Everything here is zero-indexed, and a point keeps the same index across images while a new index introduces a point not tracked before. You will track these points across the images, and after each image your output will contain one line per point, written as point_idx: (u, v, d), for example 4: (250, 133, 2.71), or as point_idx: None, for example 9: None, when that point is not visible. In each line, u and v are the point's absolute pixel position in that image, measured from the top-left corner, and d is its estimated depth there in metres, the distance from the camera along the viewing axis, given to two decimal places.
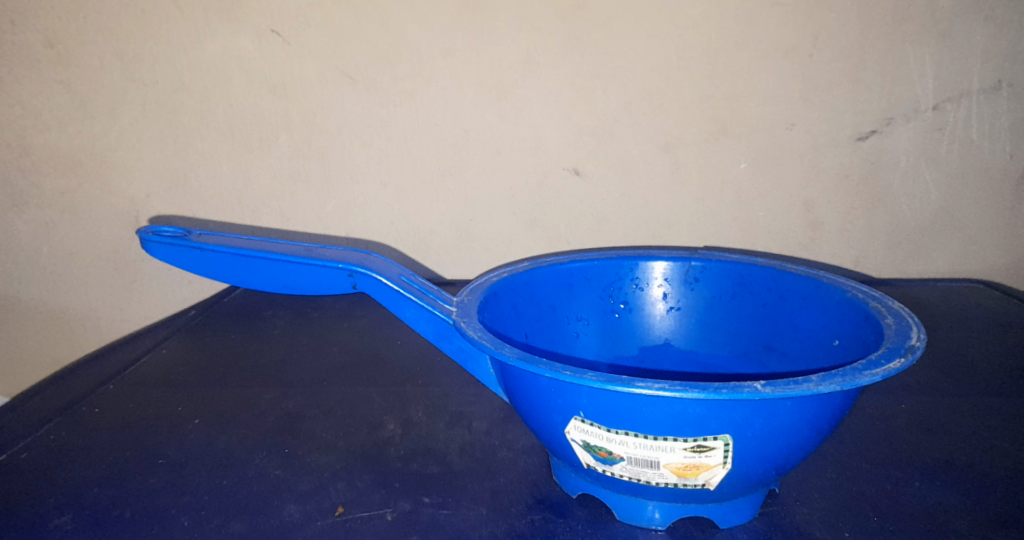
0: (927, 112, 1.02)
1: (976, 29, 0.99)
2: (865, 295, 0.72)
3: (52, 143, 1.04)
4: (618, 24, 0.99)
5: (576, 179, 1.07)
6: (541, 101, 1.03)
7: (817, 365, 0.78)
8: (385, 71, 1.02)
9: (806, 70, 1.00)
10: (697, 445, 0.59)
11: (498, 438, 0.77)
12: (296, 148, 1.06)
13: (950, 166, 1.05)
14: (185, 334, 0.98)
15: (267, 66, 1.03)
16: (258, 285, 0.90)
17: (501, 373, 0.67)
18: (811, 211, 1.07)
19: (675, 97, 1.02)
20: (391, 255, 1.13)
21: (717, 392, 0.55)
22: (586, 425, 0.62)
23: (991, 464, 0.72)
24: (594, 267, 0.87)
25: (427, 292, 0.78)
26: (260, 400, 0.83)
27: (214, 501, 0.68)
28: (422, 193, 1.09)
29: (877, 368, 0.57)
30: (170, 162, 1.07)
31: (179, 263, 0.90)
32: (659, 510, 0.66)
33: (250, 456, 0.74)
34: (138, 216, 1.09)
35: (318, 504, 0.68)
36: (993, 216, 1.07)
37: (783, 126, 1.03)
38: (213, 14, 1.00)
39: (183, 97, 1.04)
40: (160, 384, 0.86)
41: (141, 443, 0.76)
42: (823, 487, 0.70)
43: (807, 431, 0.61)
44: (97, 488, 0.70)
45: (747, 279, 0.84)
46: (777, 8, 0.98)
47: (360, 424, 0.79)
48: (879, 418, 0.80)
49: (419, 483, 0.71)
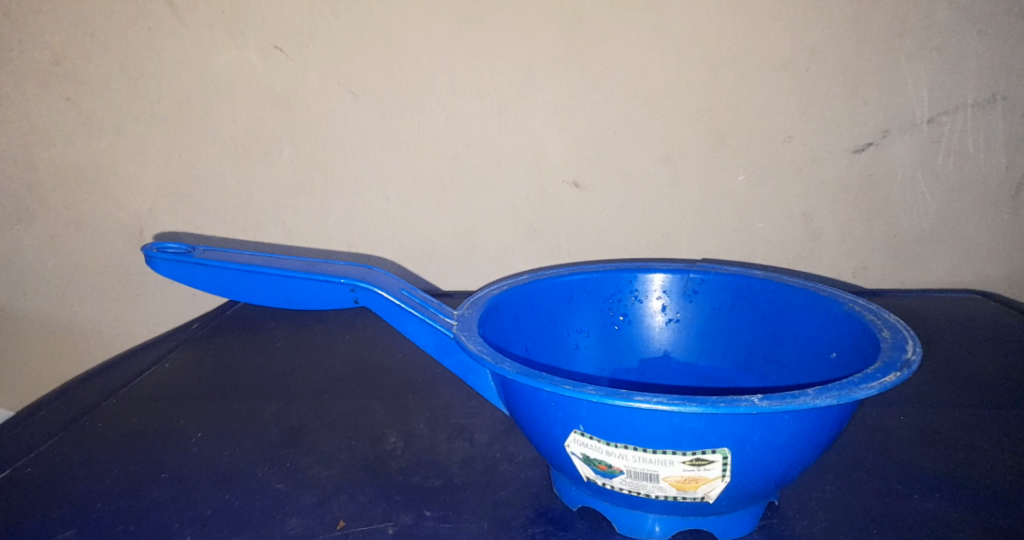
0: (923, 125, 1.03)
1: (971, 43, 0.99)
2: (862, 308, 0.72)
3: (57, 158, 1.05)
4: (618, 38, 1.00)
5: (576, 191, 1.07)
6: (541, 114, 1.04)
7: (815, 377, 0.79)
8: (387, 85, 1.03)
9: (804, 83, 1.01)
10: (696, 458, 0.60)
11: (499, 451, 0.78)
12: (299, 161, 1.07)
13: (946, 177, 1.06)
14: (187, 348, 0.99)
15: (270, 81, 1.04)
16: (260, 299, 0.91)
17: (501, 387, 0.68)
18: (810, 222, 1.08)
19: (674, 110, 1.03)
20: (392, 267, 1.13)
21: (715, 406, 0.56)
22: (586, 439, 0.62)
23: (989, 475, 0.72)
24: (593, 279, 0.87)
25: (428, 305, 0.79)
26: (263, 414, 0.83)
27: (217, 515, 0.69)
28: (424, 206, 1.09)
29: (873, 382, 0.58)
30: (174, 176, 1.07)
31: (186, 278, 0.92)
32: (659, 523, 0.66)
33: (253, 470, 0.74)
34: (141, 229, 1.09)
35: (320, 518, 0.68)
36: (990, 227, 1.08)
37: (781, 138, 1.04)
38: (217, 29, 1.01)
39: (187, 112, 1.05)
40: (163, 398, 0.87)
41: (144, 458, 0.76)
42: (823, 500, 0.70)
43: (805, 444, 0.61)
44: (101, 503, 0.70)
45: (746, 291, 0.85)
46: (775, 22, 0.99)
47: (362, 437, 0.79)
48: (877, 430, 0.80)
49: (420, 497, 0.71)
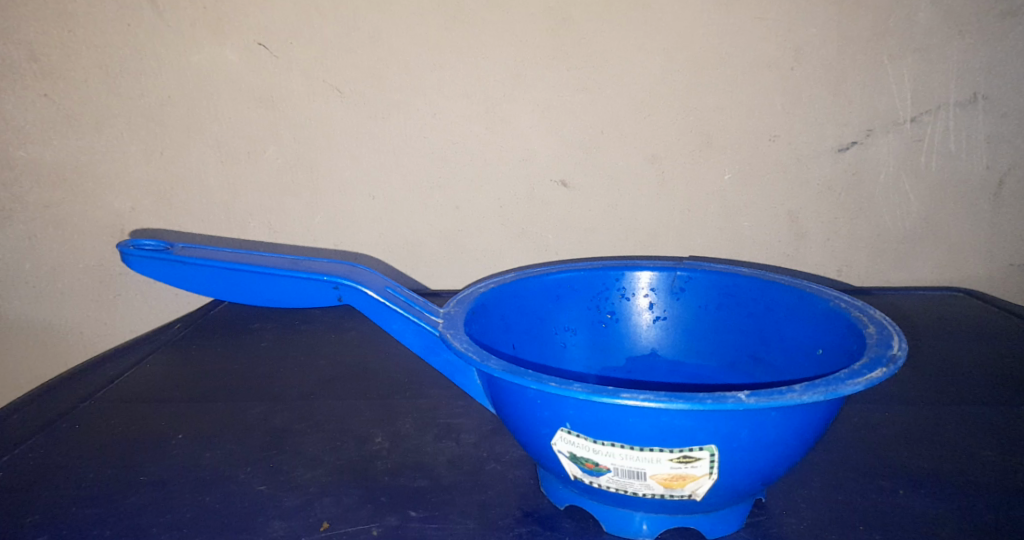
0: (906, 124, 1.04)
1: (953, 43, 1.00)
2: (848, 305, 0.72)
3: (37, 157, 1.02)
4: (605, 38, 1.00)
5: (565, 191, 1.07)
6: (527, 114, 1.04)
7: (801, 375, 0.79)
8: (373, 84, 1.03)
9: (789, 83, 1.02)
10: (682, 456, 0.60)
11: (486, 450, 0.77)
12: (284, 161, 1.06)
13: (930, 176, 1.06)
14: (171, 349, 0.98)
15: (254, 80, 1.03)
16: (244, 298, 0.90)
17: (487, 384, 0.67)
18: (797, 221, 1.08)
19: (661, 109, 1.03)
20: (379, 267, 1.12)
21: (702, 402, 0.55)
22: (573, 436, 0.62)
23: (975, 472, 0.73)
24: (581, 277, 0.87)
25: (413, 303, 0.78)
26: (247, 416, 0.82)
27: (198, 519, 0.68)
28: (410, 205, 1.09)
29: (860, 378, 0.58)
30: (157, 177, 1.06)
31: (168, 278, 0.91)
32: (647, 521, 0.66)
33: (235, 473, 0.73)
34: (125, 229, 1.07)
35: (304, 520, 0.67)
36: (974, 226, 1.09)
37: (767, 137, 1.04)
38: (200, 28, 1.00)
39: (171, 110, 1.03)
40: (144, 401, 0.85)
41: (123, 460, 0.75)
42: (810, 497, 0.70)
43: (792, 442, 0.61)
44: (77, 507, 0.69)
45: (733, 289, 0.85)
46: (760, 22, 0.99)
47: (347, 438, 0.78)
48: (864, 427, 0.80)
49: (406, 498, 0.70)
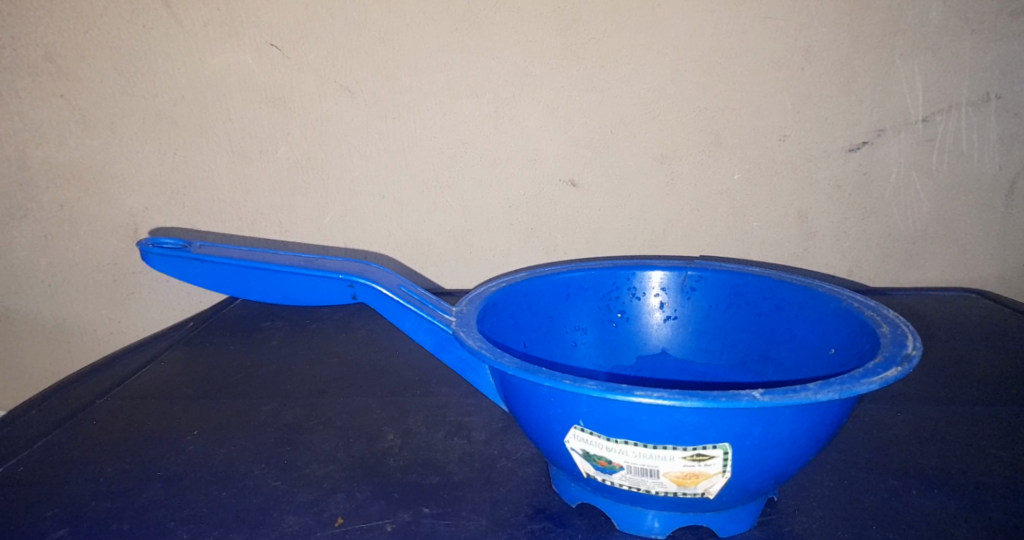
0: (917, 124, 1.04)
1: (965, 42, 1.00)
2: (861, 305, 0.72)
3: (52, 157, 1.04)
4: (614, 38, 1.00)
5: (573, 190, 1.07)
6: (538, 114, 1.04)
7: (812, 374, 0.79)
8: (382, 84, 1.03)
9: (799, 83, 1.02)
10: (696, 454, 0.60)
11: (498, 448, 0.78)
12: (295, 160, 1.07)
13: (941, 176, 1.06)
14: (184, 346, 0.98)
15: (266, 79, 1.03)
16: (259, 295, 0.91)
17: (500, 382, 0.67)
18: (806, 221, 1.08)
19: (670, 109, 1.03)
20: (389, 264, 1.13)
21: (716, 401, 0.55)
22: (585, 434, 0.62)
23: (987, 472, 0.72)
24: (592, 276, 0.87)
25: (426, 301, 0.79)
26: (260, 413, 0.83)
27: (213, 513, 0.68)
28: (420, 204, 1.09)
29: (874, 377, 0.58)
30: (168, 175, 1.07)
31: (182, 274, 0.92)
32: (659, 519, 0.66)
33: (249, 468, 0.74)
34: (138, 228, 1.08)
35: (318, 516, 0.68)
36: (984, 226, 1.09)
37: (777, 137, 1.04)
38: (213, 28, 1.01)
39: (183, 110, 1.04)
40: (158, 397, 0.86)
41: (138, 455, 0.76)
42: (822, 496, 0.70)
43: (805, 440, 0.61)
44: (95, 501, 0.69)
45: (743, 288, 0.85)
46: (769, 22, 0.99)
47: (359, 435, 0.79)
48: (875, 427, 0.80)
49: (419, 494, 0.71)
